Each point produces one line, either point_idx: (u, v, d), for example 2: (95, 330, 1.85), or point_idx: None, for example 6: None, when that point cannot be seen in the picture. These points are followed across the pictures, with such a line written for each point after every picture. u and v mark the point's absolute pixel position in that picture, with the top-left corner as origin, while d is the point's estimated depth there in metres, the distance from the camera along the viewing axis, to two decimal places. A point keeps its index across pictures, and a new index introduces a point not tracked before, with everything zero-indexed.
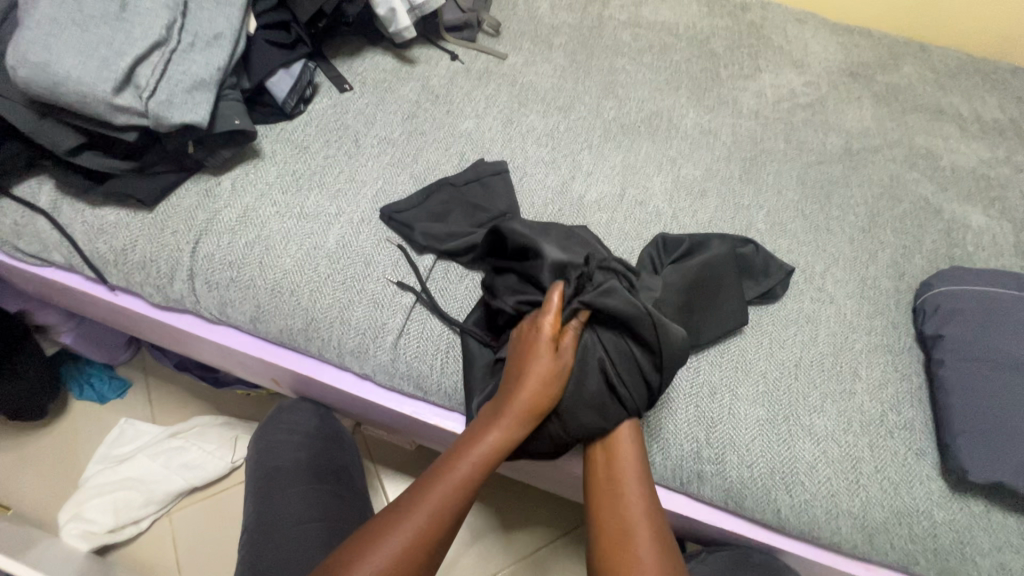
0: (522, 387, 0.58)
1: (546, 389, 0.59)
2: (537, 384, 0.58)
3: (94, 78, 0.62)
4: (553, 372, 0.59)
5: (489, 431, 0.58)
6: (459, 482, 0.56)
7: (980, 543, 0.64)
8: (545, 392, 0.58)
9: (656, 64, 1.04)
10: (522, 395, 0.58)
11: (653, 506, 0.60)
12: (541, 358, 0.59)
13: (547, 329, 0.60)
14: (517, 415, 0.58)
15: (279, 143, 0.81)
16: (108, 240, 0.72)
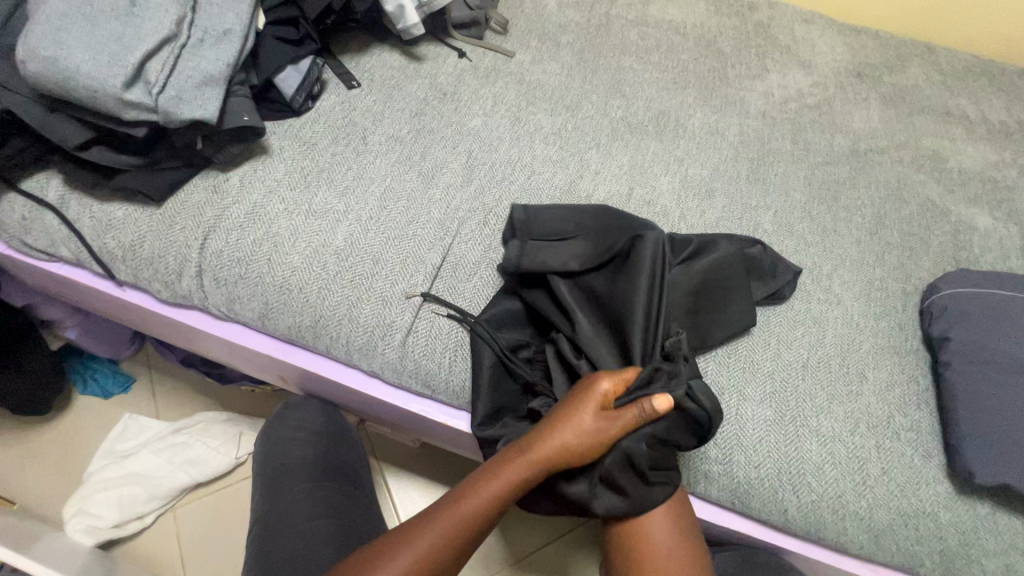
0: (557, 441, 0.57)
1: (579, 450, 0.57)
2: (573, 443, 0.57)
3: (105, 73, 0.62)
4: (592, 437, 0.57)
5: (511, 469, 0.58)
6: (466, 517, 0.56)
7: (986, 545, 0.64)
8: (577, 453, 0.57)
9: (664, 63, 1.04)
10: (554, 447, 0.57)
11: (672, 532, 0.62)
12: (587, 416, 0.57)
13: (605, 393, 0.58)
14: (543, 466, 0.57)
15: (287, 139, 0.81)
16: (117, 236, 0.71)
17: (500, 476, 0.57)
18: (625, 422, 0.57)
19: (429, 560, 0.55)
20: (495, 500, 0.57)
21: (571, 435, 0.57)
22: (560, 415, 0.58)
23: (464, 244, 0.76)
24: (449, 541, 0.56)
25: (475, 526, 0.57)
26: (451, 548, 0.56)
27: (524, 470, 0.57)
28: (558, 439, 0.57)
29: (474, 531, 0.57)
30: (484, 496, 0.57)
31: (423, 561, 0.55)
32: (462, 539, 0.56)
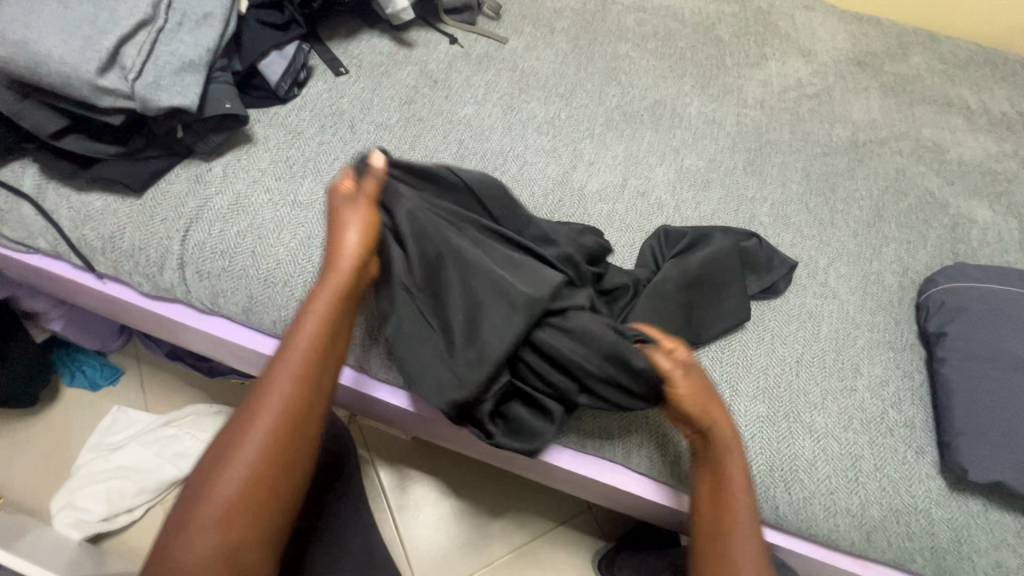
0: (343, 242, 0.62)
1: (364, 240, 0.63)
2: (354, 230, 0.63)
3: (78, 58, 0.60)
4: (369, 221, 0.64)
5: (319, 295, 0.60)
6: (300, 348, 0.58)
7: (977, 542, 0.64)
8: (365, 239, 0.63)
9: (661, 51, 1.01)
10: (345, 253, 0.62)
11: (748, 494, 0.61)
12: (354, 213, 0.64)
13: (342, 189, 0.66)
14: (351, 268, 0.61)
15: (273, 128, 0.79)
16: (96, 227, 0.69)
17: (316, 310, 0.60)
18: (366, 193, 0.66)
19: (293, 404, 0.56)
20: (322, 329, 0.59)
21: (352, 230, 0.63)
22: (336, 228, 0.63)
23: None
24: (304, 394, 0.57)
25: (318, 350, 0.59)
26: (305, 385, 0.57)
27: (330, 284, 0.60)
28: (343, 242, 0.62)
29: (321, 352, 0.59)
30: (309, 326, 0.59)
31: (287, 409, 0.56)
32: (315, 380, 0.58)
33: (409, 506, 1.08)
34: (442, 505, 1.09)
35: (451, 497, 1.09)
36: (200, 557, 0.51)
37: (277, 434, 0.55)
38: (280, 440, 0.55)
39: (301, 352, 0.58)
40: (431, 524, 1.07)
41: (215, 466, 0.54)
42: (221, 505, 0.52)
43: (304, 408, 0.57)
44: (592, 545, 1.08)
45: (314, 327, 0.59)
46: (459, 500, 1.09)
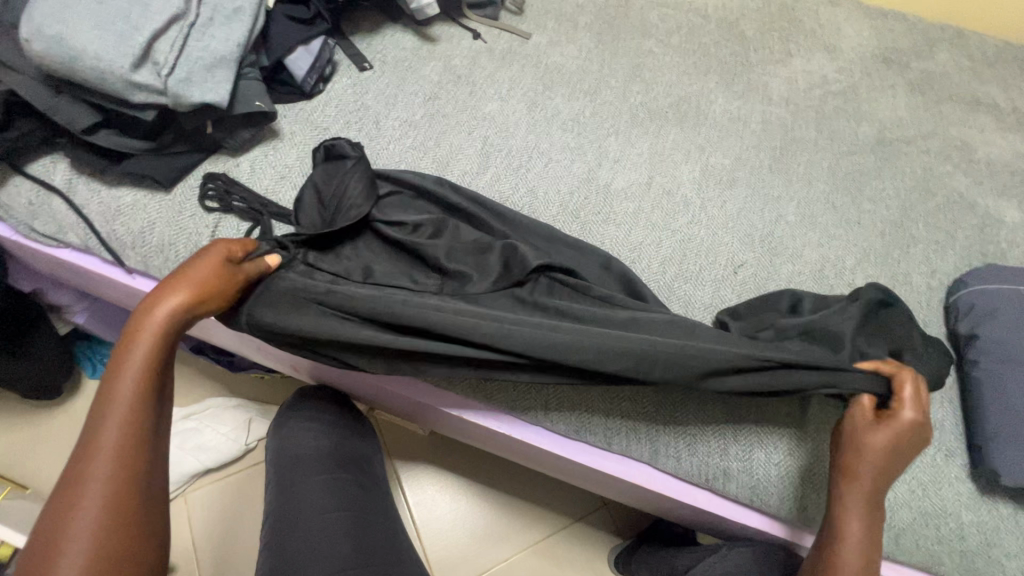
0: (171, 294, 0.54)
1: (208, 297, 0.56)
2: (200, 284, 0.55)
3: (112, 53, 0.60)
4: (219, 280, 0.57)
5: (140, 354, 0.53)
6: (122, 414, 0.51)
7: (1009, 545, 0.64)
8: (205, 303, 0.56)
9: (685, 47, 1.00)
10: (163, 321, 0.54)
11: (869, 566, 0.56)
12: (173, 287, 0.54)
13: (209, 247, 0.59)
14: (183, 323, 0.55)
15: (298, 123, 0.78)
16: (126, 222, 0.69)
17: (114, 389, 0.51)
18: (241, 271, 0.59)
19: (118, 485, 0.49)
20: (137, 390, 0.52)
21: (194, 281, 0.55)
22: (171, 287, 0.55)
23: None
24: (116, 503, 0.48)
25: (143, 415, 0.52)
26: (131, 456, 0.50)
27: (148, 342, 0.53)
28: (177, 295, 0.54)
29: (152, 416, 0.52)
30: (126, 388, 0.52)
31: (114, 485, 0.49)
32: (136, 435, 0.51)
33: (427, 501, 1.09)
34: (460, 500, 1.09)
35: (468, 493, 1.10)
36: None
37: (87, 539, 0.46)
38: (114, 531, 0.47)
39: (105, 449, 0.49)
40: (449, 519, 1.08)
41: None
42: None
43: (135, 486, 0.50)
44: (608, 542, 1.08)
45: (136, 398, 0.52)
46: (476, 496, 1.10)
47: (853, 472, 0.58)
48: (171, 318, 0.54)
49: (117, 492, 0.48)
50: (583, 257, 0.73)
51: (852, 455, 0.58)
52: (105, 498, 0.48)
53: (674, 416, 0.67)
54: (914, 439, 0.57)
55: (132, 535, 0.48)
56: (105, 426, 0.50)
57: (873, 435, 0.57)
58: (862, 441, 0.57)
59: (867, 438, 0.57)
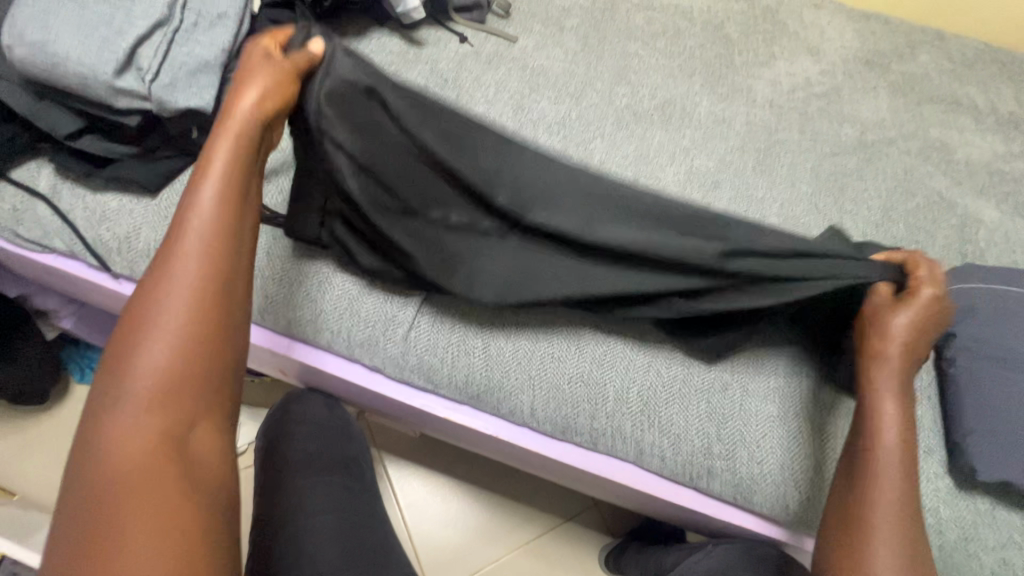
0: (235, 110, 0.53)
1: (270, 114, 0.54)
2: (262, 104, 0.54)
3: (95, 60, 0.60)
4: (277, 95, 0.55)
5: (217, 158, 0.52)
6: (204, 220, 0.51)
7: (985, 539, 0.65)
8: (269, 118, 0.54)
9: (671, 50, 1.01)
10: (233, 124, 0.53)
11: (907, 511, 0.54)
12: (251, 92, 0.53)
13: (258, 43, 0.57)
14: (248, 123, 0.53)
15: (285, 128, 0.78)
16: (111, 227, 0.69)
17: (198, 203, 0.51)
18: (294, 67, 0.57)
19: (204, 283, 0.50)
20: (218, 196, 0.52)
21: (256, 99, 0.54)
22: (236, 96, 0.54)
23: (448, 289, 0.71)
24: (202, 301, 0.49)
25: (226, 214, 0.52)
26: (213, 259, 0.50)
27: (224, 151, 0.53)
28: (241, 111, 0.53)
29: (234, 217, 0.52)
30: (209, 188, 0.51)
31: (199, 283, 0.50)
32: (218, 240, 0.51)
33: (418, 502, 1.09)
34: (451, 501, 1.10)
35: (459, 493, 1.11)
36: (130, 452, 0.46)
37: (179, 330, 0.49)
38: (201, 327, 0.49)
39: (188, 252, 0.50)
40: (440, 520, 1.08)
41: (113, 381, 0.48)
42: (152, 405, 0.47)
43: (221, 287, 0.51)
44: (598, 541, 1.09)
45: (217, 201, 0.52)
46: (468, 496, 1.10)
47: (882, 349, 0.58)
48: (244, 132, 0.54)
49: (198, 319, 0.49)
50: None
51: (877, 335, 0.59)
52: (192, 292, 0.49)
53: (658, 416, 0.67)
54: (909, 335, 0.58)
55: (220, 335, 0.50)
56: (188, 232, 0.51)
57: (893, 316, 0.58)
58: (885, 320, 0.58)
59: (885, 318, 0.58)
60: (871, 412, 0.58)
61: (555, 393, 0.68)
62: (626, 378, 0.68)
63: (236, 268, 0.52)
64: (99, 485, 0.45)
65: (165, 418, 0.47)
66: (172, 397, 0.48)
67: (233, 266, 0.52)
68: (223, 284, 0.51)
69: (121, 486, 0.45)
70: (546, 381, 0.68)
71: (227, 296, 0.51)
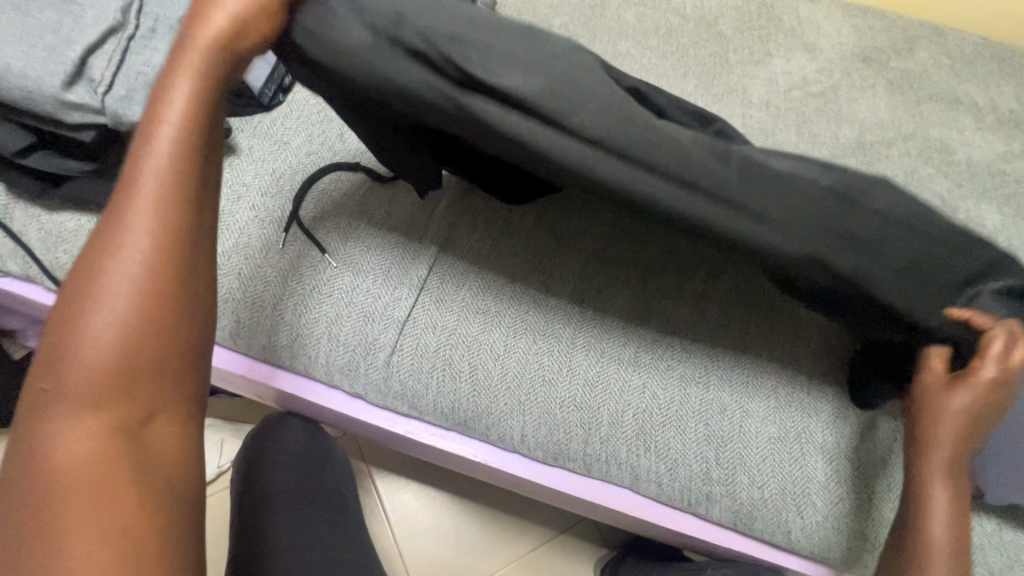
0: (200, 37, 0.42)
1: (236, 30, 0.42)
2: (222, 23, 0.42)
3: (41, 72, 0.55)
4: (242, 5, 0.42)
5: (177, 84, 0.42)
6: (162, 164, 0.42)
7: (992, 561, 0.63)
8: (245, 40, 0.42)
9: (663, 49, 0.97)
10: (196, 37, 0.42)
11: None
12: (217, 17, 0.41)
13: None
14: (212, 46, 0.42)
15: (257, 138, 0.74)
16: (70, 250, 0.64)
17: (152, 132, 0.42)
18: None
19: (160, 243, 0.41)
20: (180, 133, 0.42)
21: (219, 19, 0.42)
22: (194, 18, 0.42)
23: (439, 289, 0.68)
24: (161, 272, 0.41)
25: (186, 162, 0.42)
26: (171, 216, 0.42)
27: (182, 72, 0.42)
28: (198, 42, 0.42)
29: (194, 161, 0.43)
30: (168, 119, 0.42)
31: (156, 244, 0.41)
32: (177, 185, 0.42)
33: (409, 518, 1.06)
34: (443, 515, 1.07)
35: (451, 508, 1.07)
36: (81, 450, 0.39)
37: (131, 311, 0.40)
38: (158, 306, 0.41)
39: (145, 202, 0.41)
40: (432, 535, 1.05)
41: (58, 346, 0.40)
42: (106, 390, 0.40)
43: (180, 250, 0.42)
44: (594, 553, 1.07)
45: (177, 137, 0.42)
46: (460, 510, 1.07)
47: (932, 433, 0.54)
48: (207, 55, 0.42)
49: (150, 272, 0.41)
50: (569, 269, 0.70)
51: (926, 419, 0.54)
52: (149, 255, 0.41)
53: (655, 441, 0.64)
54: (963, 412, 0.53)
55: (184, 313, 0.42)
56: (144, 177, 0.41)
57: (949, 400, 0.52)
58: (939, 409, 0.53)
59: (944, 402, 0.53)
60: (925, 508, 0.54)
61: (547, 419, 0.65)
62: (620, 401, 0.65)
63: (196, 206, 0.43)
64: (60, 479, 0.38)
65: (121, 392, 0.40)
66: (133, 380, 0.40)
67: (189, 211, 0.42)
68: (176, 236, 0.42)
69: (71, 484, 0.38)
70: (536, 406, 0.65)
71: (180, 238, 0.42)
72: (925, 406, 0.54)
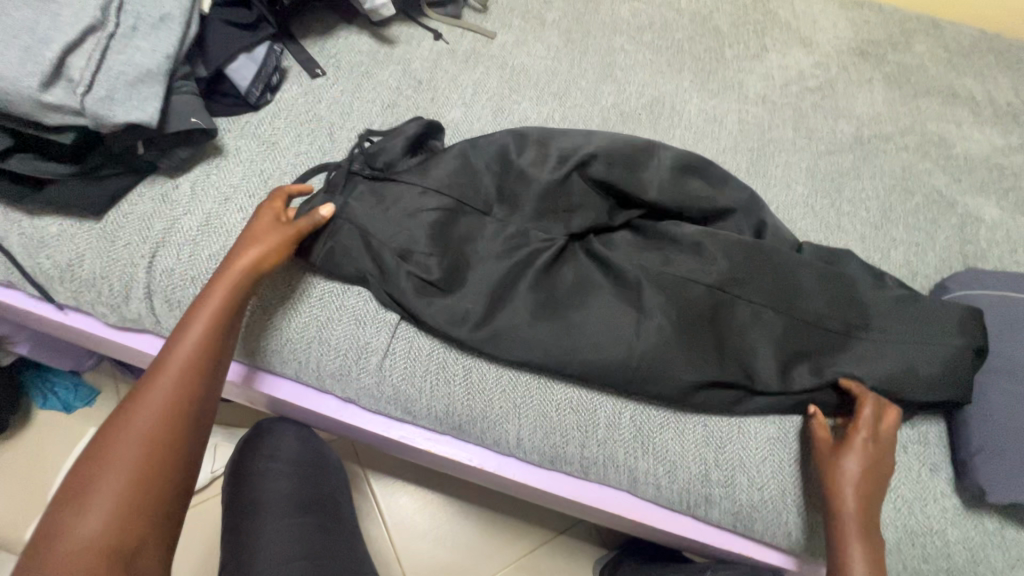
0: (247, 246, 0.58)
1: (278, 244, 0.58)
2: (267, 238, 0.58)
3: (18, 72, 0.54)
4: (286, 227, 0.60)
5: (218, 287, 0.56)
6: (191, 352, 0.53)
7: (994, 561, 0.62)
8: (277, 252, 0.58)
9: (658, 44, 0.96)
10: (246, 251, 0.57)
11: None
12: (249, 252, 0.56)
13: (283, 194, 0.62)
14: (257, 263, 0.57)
15: (244, 138, 0.72)
16: (52, 255, 0.63)
17: (180, 342, 0.53)
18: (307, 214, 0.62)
19: (174, 414, 0.50)
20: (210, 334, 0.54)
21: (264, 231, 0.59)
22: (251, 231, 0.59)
23: None
24: (170, 437, 0.50)
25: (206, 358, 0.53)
26: (188, 398, 0.51)
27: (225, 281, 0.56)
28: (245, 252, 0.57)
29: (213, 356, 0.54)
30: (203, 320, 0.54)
31: (170, 416, 0.50)
32: (199, 372, 0.52)
33: (405, 521, 1.05)
34: (440, 518, 1.06)
35: (448, 510, 1.06)
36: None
37: (136, 466, 0.48)
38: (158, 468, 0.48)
39: (170, 379, 0.51)
40: (429, 538, 1.04)
41: (69, 501, 0.46)
42: (101, 533, 0.45)
43: (187, 424, 0.51)
44: (593, 554, 1.06)
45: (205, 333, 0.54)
46: (457, 513, 1.06)
47: (837, 496, 0.57)
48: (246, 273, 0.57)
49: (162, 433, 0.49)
50: None
51: (829, 482, 0.58)
52: (163, 424, 0.50)
53: (653, 443, 0.63)
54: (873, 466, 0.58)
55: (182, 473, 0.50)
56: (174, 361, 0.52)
57: (842, 462, 0.58)
58: (834, 468, 0.58)
59: (838, 464, 0.58)
60: (845, 566, 0.55)
61: (543, 422, 0.64)
62: (617, 402, 0.64)
63: (199, 400, 0.52)
64: None
65: (116, 547, 0.45)
66: (127, 524, 0.46)
67: (201, 395, 0.52)
68: (192, 415, 0.51)
69: None
70: (532, 408, 0.64)
71: (190, 428, 0.51)
72: (830, 469, 0.58)
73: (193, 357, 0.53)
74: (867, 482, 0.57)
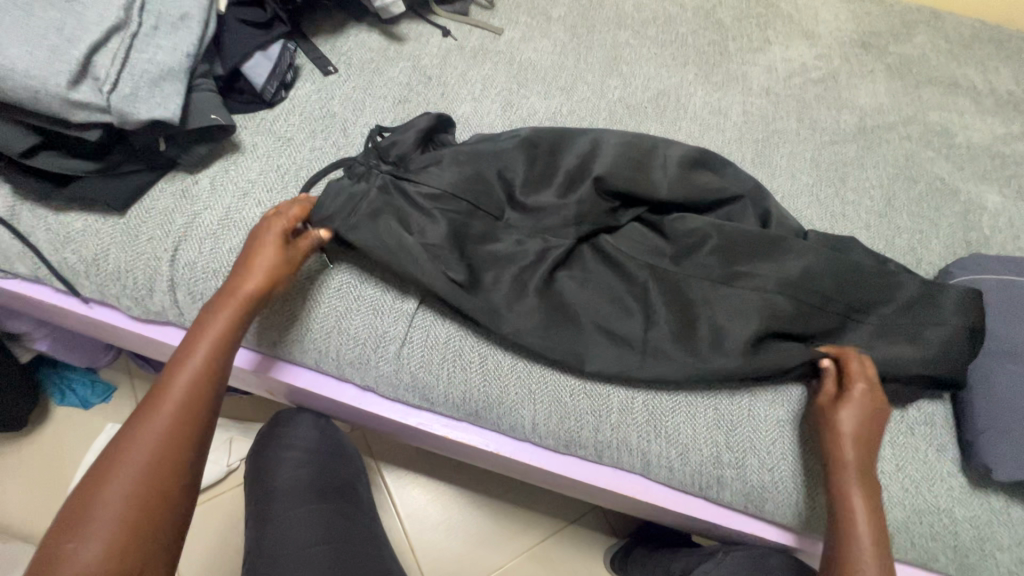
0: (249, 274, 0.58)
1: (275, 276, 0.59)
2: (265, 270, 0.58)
3: (46, 71, 0.55)
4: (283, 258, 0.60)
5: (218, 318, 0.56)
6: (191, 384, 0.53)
7: (1001, 538, 0.63)
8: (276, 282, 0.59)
9: (662, 38, 0.97)
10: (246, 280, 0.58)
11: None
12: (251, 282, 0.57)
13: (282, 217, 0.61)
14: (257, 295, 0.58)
15: (260, 134, 0.74)
16: (77, 249, 0.64)
17: (180, 371, 0.54)
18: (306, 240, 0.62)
19: (171, 449, 0.51)
20: (209, 367, 0.55)
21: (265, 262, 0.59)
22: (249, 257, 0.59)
23: None
24: (167, 472, 0.50)
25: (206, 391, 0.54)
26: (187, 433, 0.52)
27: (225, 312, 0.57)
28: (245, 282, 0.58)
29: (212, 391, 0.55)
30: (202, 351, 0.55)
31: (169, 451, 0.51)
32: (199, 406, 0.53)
33: (418, 512, 1.07)
34: (453, 509, 1.07)
35: (460, 501, 1.08)
36: None
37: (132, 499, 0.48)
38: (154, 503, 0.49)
39: (169, 413, 0.52)
40: (442, 528, 1.06)
41: (68, 533, 0.47)
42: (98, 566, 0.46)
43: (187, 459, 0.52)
44: (603, 542, 1.07)
45: (205, 365, 0.54)
46: (469, 503, 1.08)
47: (838, 452, 0.59)
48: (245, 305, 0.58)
49: (117, 551, 0.46)
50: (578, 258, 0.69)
51: (829, 439, 0.60)
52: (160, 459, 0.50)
53: (665, 426, 0.65)
54: (868, 414, 0.60)
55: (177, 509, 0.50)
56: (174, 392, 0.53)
57: (839, 414, 0.59)
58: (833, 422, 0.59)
59: (835, 418, 0.60)
60: (850, 518, 0.57)
61: (557, 407, 0.65)
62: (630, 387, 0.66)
63: (196, 437, 0.53)
64: None
65: None
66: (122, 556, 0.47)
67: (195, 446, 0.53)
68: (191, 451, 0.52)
69: None
70: (546, 394, 0.65)
71: (186, 468, 0.51)
72: (829, 429, 0.60)
73: (192, 388, 0.54)
74: (864, 433, 0.59)
